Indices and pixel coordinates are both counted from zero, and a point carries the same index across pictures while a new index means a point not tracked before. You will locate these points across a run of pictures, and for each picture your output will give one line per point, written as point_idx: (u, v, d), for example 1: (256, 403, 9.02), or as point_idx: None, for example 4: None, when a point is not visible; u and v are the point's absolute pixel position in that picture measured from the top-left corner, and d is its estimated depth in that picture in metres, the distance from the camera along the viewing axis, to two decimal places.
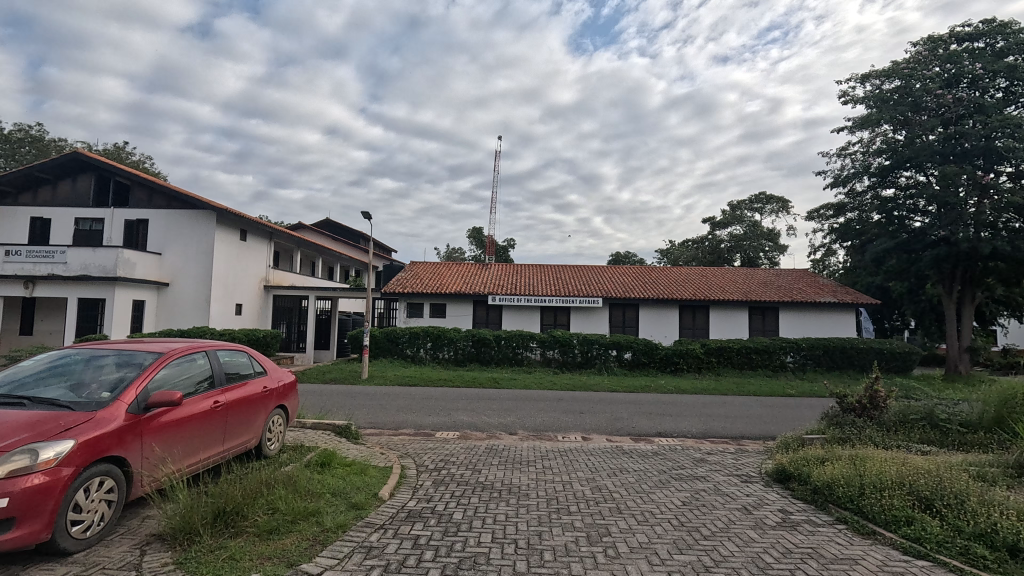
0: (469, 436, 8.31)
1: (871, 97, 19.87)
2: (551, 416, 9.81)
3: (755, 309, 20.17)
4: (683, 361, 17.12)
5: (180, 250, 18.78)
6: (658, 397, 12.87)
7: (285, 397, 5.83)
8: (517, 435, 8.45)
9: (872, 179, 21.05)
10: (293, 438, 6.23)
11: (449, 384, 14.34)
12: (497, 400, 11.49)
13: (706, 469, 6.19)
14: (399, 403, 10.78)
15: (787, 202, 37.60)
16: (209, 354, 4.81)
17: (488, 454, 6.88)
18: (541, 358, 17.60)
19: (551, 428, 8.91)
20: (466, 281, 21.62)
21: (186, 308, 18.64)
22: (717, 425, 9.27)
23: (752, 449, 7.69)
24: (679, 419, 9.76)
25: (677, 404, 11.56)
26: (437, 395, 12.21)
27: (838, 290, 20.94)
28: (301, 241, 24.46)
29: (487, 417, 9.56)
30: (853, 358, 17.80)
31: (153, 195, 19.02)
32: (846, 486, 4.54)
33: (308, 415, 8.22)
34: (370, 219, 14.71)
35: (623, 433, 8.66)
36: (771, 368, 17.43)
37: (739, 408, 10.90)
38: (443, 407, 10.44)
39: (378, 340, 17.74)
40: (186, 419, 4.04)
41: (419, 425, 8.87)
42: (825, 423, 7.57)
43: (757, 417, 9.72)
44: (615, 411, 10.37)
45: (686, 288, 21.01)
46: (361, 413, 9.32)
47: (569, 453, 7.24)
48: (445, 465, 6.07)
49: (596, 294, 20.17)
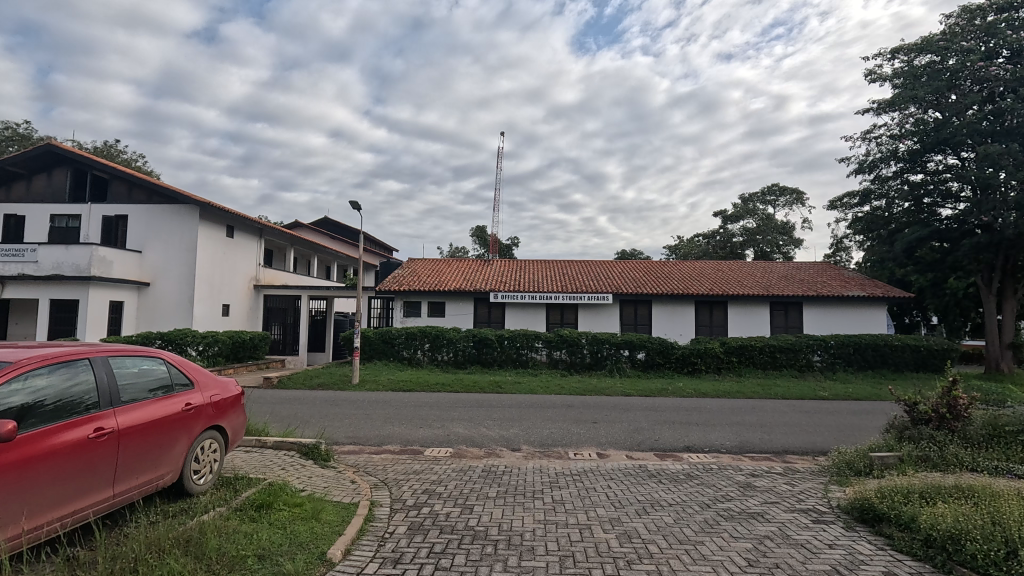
0: (464, 454, 7.04)
1: (901, 74, 18.45)
2: (560, 427, 8.53)
3: (778, 305, 18.76)
4: (702, 361, 15.78)
5: (161, 248, 17.63)
6: (679, 402, 11.59)
7: (222, 417, 4.52)
8: (522, 452, 7.16)
9: (901, 164, 19.66)
10: (235, 467, 4.97)
11: (447, 388, 13.08)
12: (500, 408, 10.26)
13: (760, 502, 4.83)
14: (388, 413, 9.57)
15: (802, 194, 36.17)
16: (98, 361, 3.55)
17: (486, 482, 5.61)
18: (547, 359, 16.28)
19: (561, 442, 7.64)
20: (467, 278, 20.40)
21: (167, 310, 17.46)
22: (756, 437, 7.96)
23: (805, 470, 6.36)
24: (710, 429, 8.46)
25: (702, 410, 10.29)
26: (433, 402, 11.01)
27: (866, 282, 19.49)
28: (294, 238, 23.32)
29: (486, 430, 8.31)
30: (887, 357, 16.35)
31: (133, 190, 17.88)
32: (982, 542, 3.23)
33: (274, 432, 7.02)
34: (359, 208, 13.53)
35: (650, 449, 7.35)
36: (797, 368, 16.05)
37: (776, 416, 9.62)
38: (438, 417, 9.23)
39: (372, 341, 16.52)
40: (33, 458, 2.81)
41: (408, 441, 7.64)
42: (894, 438, 6.30)
43: (798, 427, 8.44)
44: (634, 421, 9.07)
45: (703, 283, 19.66)
46: (340, 427, 8.09)
47: (585, 477, 5.97)
48: (428, 500, 4.80)
49: (605, 289, 18.83)
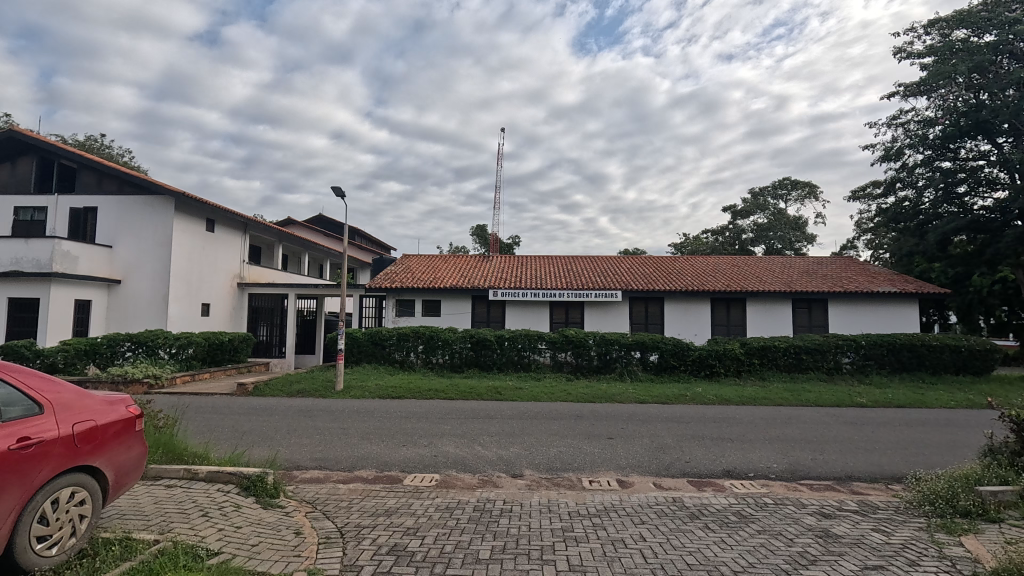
0: (453, 483, 5.68)
1: (936, 51, 17.24)
2: (570, 445, 7.18)
3: (801, 302, 17.36)
4: (721, 364, 14.40)
5: (133, 243, 16.31)
6: (703, 411, 10.23)
7: (96, 455, 3.17)
8: (525, 479, 5.83)
9: (930, 151, 18.44)
10: (118, 525, 3.57)
11: (441, 395, 11.72)
12: (500, 420, 8.87)
13: (859, 566, 3.47)
14: (371, 427, 8.26)
15: (815, 188, 34.70)
16: None
17: (479, 530, 4.23)
18: (551, 362, 14.93)
19: (572, 465, 6.29)
20: (465, 275, 19.07)
21: (140, 310, 16.14)
22: (806, 458, 6.63)
23: (888, 506, 5.02)
24: (751, 448, 7.08)
25: (733, 422, 8.87)
26: (422, 412, 9.62)
27: (895, 278, 18.07)
28: (282, 234, 21.99)
29: (481, 449, 6.94)
30: (924, 359, 14.92)
31: (103, 179, 16.56)
32: None
33: (220, 458, 5.71)
34: (342, 193, 12.11)
35: (684, 476, 5.98)
36: (825, 370, 14.63)
37: (824, 431, 8.22)
38: (427, 432, 7.88)
39: (360, 342, 15.18)
40: None
41: (387, 465, 6.31)
42: (1003, 466, 4.94)
43: (855, 448, 7.12)
44: (659, 436, 7.68)
45: (719, 279, 18.27)
46: (307, 448, 6.76)
47: (609, 518, 4.62)
48: (397, 566, 3.45)
49: (614, 286, 17.49)
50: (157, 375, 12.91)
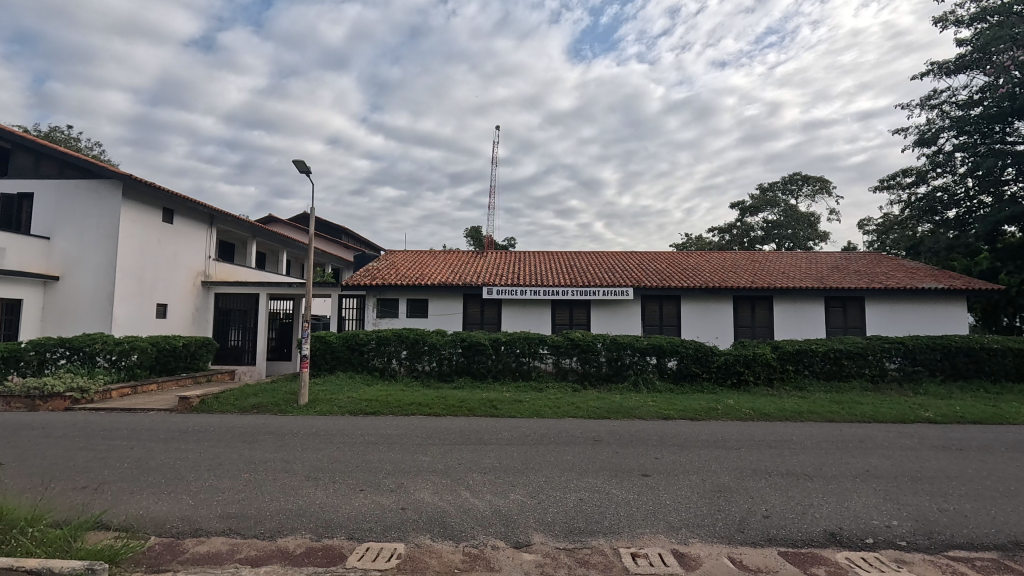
0: (426, 564, 3.66)
1: (993, 12, 15.58)
2: (594, 488, 5.17)
3: (834, 300, 15.43)
4: (751, 370, 12.44)
5: (73, 234, 14.22)
6: (751, 431, 8.19)
7: None
8: (535, 554, 3.82)
9: (970, 133, 16.75)
10: None
11: (424, 410, 9.67)
12: (497, 446, 6.83)
13: None
14: (324, 459, 6.22)
15: (827, 183, 32.92)
16: None
17: None
18: (554, 370, 12.91)
19: (601, 526, 4.30)
20: (456, 272, 17.04)
21: (81, 311, 14.04)
22: (932, 509, 4.68)
23: None
24: (846, 492, 5.11)
25: (798, 448, 6.88)
26: (398, 434, 7.59)
27: (937, 273, 16.17)
28: (254, 229, 19.87)
29: (468, 497, 4.91)
30: (981, 363, 13.01)
31: (40, 162, 14.49)
32: None
33: (61, 528, 3.66)
34: (308, 168, 10.05)
35: (772, 545, 3.99)
36: (869, 378, 12.68)
37: (923, 463, 6.21)
38: (397, 468, 5.84)
39: (334, 347, 13.10)
40: None
41: (332, 527, 4.26)
42: None
43: (987, 492, 5.14)
44: (711, 473, 5.67)
45: (741, 275, 16.35)
46: (219, 500, 4.71)
47: None
48: None
49: (624, 283, 15.50)
50: (84, 388, 10.80)
